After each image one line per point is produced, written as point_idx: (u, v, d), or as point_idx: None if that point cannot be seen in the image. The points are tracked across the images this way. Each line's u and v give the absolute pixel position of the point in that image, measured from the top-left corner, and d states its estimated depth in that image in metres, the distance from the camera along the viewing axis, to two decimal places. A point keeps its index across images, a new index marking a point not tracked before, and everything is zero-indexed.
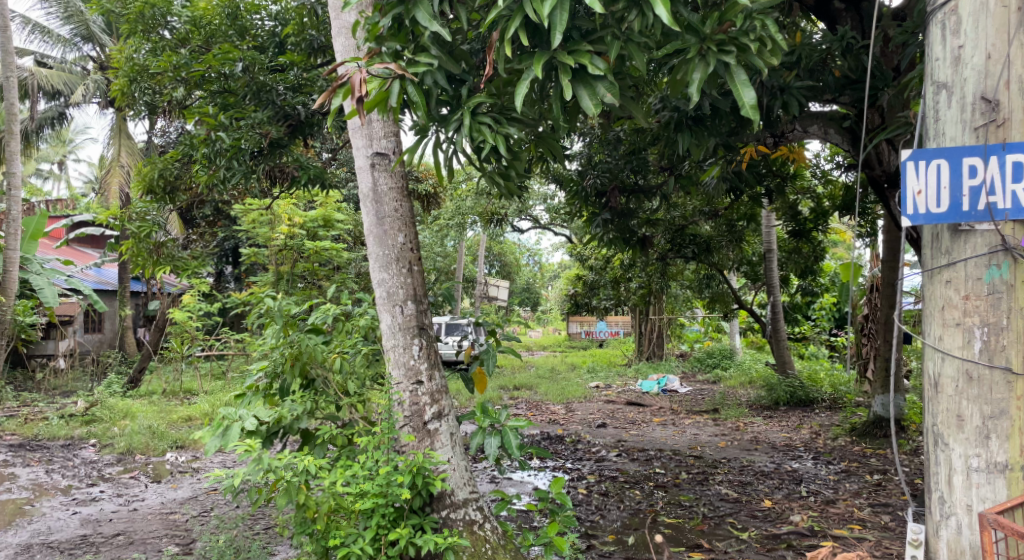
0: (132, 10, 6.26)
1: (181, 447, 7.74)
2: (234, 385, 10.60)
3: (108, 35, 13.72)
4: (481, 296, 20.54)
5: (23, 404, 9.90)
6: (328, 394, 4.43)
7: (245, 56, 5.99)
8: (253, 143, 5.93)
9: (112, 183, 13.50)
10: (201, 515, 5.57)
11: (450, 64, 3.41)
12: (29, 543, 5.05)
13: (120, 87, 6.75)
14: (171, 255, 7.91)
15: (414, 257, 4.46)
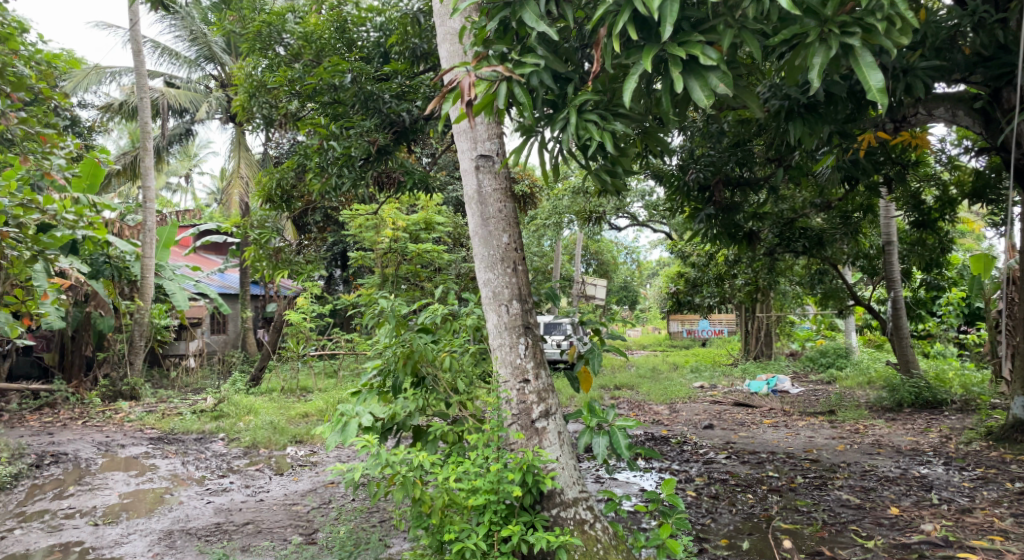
0: (251, 30, 6.67)
1: (300, 443, 8.16)
2: (346, 383, 11.06)
3: (227, 54, 14.64)
4: (579, 295, 20.46)
5: (160, 400, 10.73)
6: (438, 392, 4.52)
7: (353, 67, 6.24)
8: (363, 151, 6.17)
9: (233, 194, 14.40)
10: (322, 507, 5.85)
11: (556, 63, 3.43)
12: (170, 529, 5.47)
13: (241, 103, 7.18)
14: (289, 260, 8.35)
15: (519, 257, 4.49)
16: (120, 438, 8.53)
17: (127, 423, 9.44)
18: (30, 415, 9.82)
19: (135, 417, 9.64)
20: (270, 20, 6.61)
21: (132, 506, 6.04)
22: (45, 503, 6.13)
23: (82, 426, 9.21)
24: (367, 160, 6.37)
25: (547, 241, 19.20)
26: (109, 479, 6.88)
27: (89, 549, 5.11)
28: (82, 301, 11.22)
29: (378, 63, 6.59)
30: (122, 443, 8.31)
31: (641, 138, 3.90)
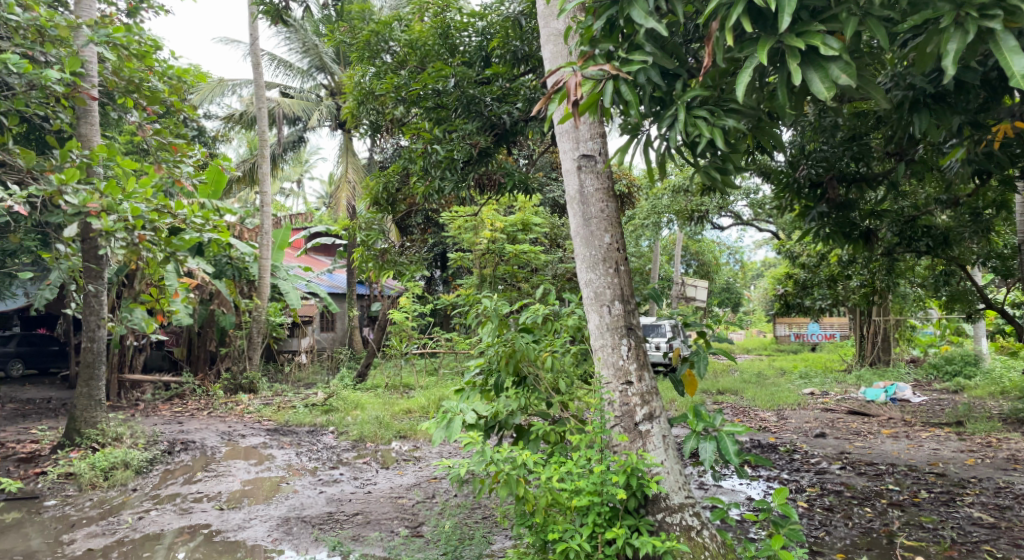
0: (360, 39, 6.93)
1: (404, 437, 8.41)
2: (448, 380, 11.31)
3: (336, 63, 15.30)
4: (679, 297, 20.04)
5: (276, 394, 11.35)
6: (539, 391, 4.53)
7: (456, 72, 6.35)
8: (465, 154, 6.29)
9: (341, 198, 15.03)
10: (427, 501, 6.00)
11: (665, 60, 3.36)
12: (287, 516, 5.77)
13: (351, 110, 7.48)
14: (394, 261, 8.63)
15: (622, 257, 4.44)
16: (241, 429, 9.09)
17: (247, 414, 10.05)
18: (162, 405, 10.64)
19: (253, 409, 10.25)
20: (378, 30, 6.84)
21: (252, 493, 6.42)
22: (176, 487, 6.61)
23: (208, 416, 9.88)
24: (469, 163, 6.49)
25: (646, 242, 18.90)
26: (232, 467, 7.34)
27: (216, 531, 5.47)
28: (207, 300, 12.06)
29: (479, 66, 6.69)
30: (243, 433, 8.85)
31: (752, 133, 3.76)
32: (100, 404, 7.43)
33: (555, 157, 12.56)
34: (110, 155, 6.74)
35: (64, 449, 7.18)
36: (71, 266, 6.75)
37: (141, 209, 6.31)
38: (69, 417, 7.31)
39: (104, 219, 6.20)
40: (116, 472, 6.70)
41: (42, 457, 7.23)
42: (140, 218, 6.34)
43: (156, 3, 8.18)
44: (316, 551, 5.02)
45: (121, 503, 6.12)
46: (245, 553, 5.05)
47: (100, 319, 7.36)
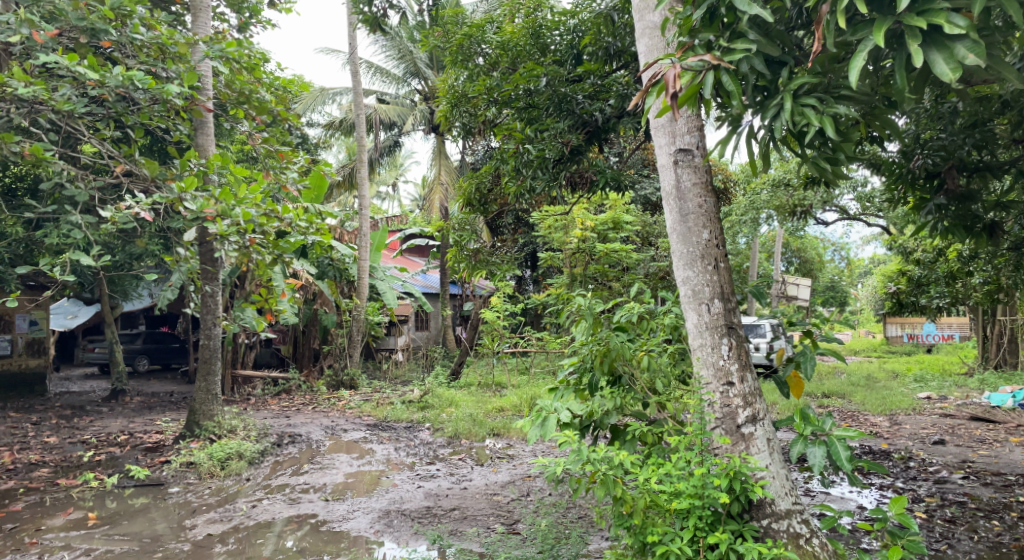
0: (454, 43, 7.05)
1: (498, 435, 8.48)
2: (541, 379, 11.32)
3: (430, 68, 15.63)
4: (779, 296, 19.27)
5: (375, 391, 11.71)
6: (635, 391, 4.46)
7: (547, 71, 6.33)
8: (556, 152, 6.24)
9: (435, 200, 15.35)
10: (522, 499, 6.04)
11: (769, 47, 3.24)
12: (388, 509, 5.94)
13: (444, 113, 7.60)
14: (486, 260, 8.73)
15: (721, 254, 4.30)
16: (343, 423, 9.44)
17: (348, 410, 10.43)
18: (271, 399, 11.21)
19: (354, 405, 10.62)
20: (470, 33, 6.93)
21: (354, 486, 6.66)
22: (285, 478, 6.95)
23: (313, 411, 10.33)
24: (560, 161, 6.46)
25: (743, 240, 18.27)
26: (335, 460, 7.63)
27: (323, 521, 5.71)
28: (310, 300, 12.61)
29: (571, 65, 6.63)
30: (345, 428, 9.19)
31: (864, 120, 3.56)
32: (216, 398, 7.89)
33: (648, 154, 12.33)
34: (223, 163, 7.15)
35: (185, 439, 7.67)
36: (189, 268, 7.21)
37: (252, 213, 6.67)
38: (189, 410, 7.80)
39: (219, 223, 6.59)
40: (231, 462, 7.10)
41: (166, 446, 7.77)
42: (250, 222, 6.70)
43: (264, 18, 8.62)
44: (417, 544, 5.14)
45: (236, 491, 6.49)
46: (349, 543, 5.23)
47: (215, 318, 7.86)
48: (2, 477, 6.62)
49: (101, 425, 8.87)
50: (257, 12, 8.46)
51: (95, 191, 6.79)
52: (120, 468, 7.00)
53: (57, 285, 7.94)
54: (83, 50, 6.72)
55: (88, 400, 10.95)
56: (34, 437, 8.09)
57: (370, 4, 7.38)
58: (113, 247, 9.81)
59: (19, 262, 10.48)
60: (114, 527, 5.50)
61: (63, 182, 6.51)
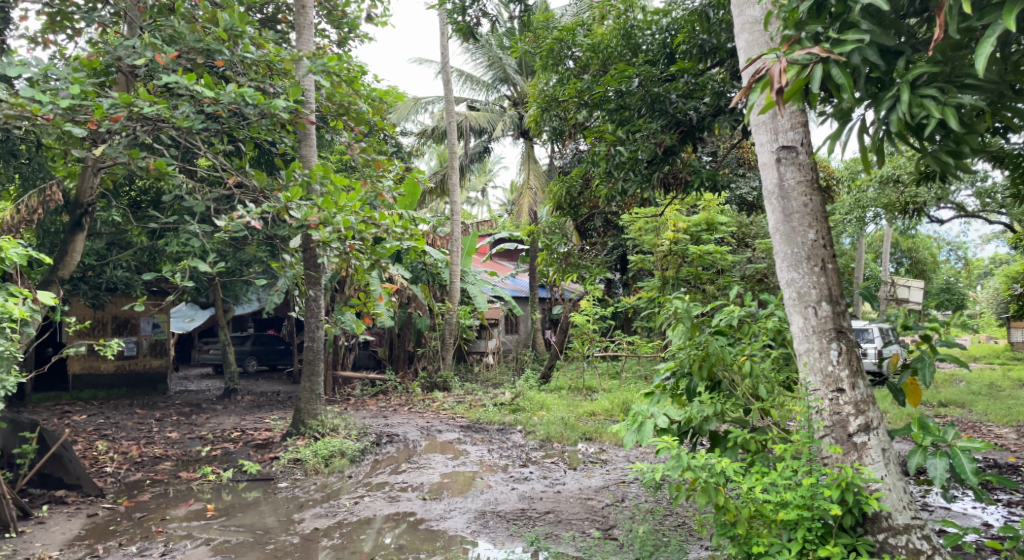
0: (545, 48, 7.09)
1: (590, 440, 8.42)
2: (633, 384, 11.15)
3: (519, 74, 15.74)
4: (887, 298, 18.24)
5: (467, 393, 11.89)
6: (736, 397, 4.33)
7: (640, 72, 6.19)
8: (649, 153, 6.11)
9: (524, 204, 15.45)
10: (617, 504, 5.98)
11: (883, 37, 3.09)
12: (484, 510, 6.02)
13: (535, 118, 7.63)
14: (577, 263, 8.71)
15: (829, 254, 4.12)
16: (437, 424, 9.64)
17: (442, 411, 10.65)
18: (369, 400, 11.60)
19: (448, 406, 10.83)
20: (561, 36, 6.96)
21: (450, 486, 6.79)
22: (385, 476, 7.16)
23: (408, 412, 10.60)
24: (653, 162, 6.32)
25: (847, 239, 17.41)
26: (431, 460, 7.81)
27: (420, 520, 5.84)
28: (404, 303, 12.97)
29: (663, 64, 6.51)
30: (440, 429, 9.38)
31: (990, 109, 3.34)
32: (320, 397, 8.23)
33: (744, 152, 11.93)
34: (325, 173, 7.46)
35: (291, 437, 8.06)
36: (294, 274, 7.58)
37: (352, 221, 6.93)
38: (295, 409, 8.17)
39: (322, 231, 6.88)
40: (334, 459, 7.39)
41: (274, 443, 8.17)
42: (350, 229, 6.96)
43: (361, 32, 8.94)
44: (513, 545, 5.19)
45: (339, 487, 6.75)
46: (444, 542, 5.33)
47: (318, 321, 8.23)
48: (131, 469, 7.15)
49: (216, 422, 9.44)
50: (355, 27, 8.78)
51: (210, 202, 7.24)
52: (234, 463, 7.43)
53: (177, 290, 8.51)
54: (199, 70, 7.18)
55: (204, 398, 11.68)
56: (158, 432, 8.70)
57: (463, 13, 7.52)
58: (226, 254, 10.43)
59: (143, 269, 11.31)
60: (230, 519, 5.83)
61: (182, 194, 6.99)
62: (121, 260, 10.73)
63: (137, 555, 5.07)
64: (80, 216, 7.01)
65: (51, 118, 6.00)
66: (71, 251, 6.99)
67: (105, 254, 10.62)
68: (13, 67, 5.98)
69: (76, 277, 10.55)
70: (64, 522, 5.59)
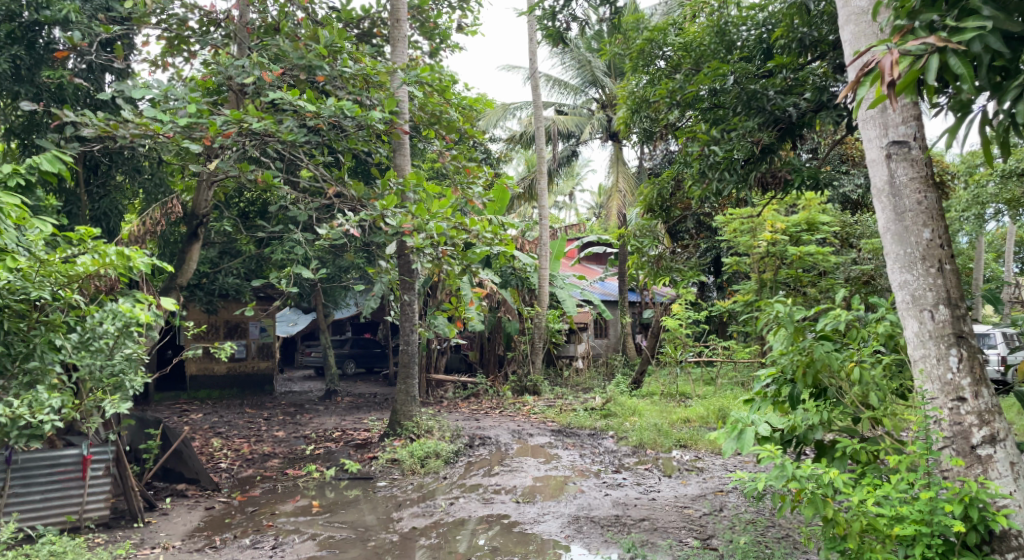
0: (634, 49, 7.03)
1: (684, 447, 8.25)
2: (730, 390, 10.81)
3: (607, 76, 15.62)
4: (1011, 301, 16.92)
5: (558, 397, 11.88)
6: (843, 405, 4.13)
7: (735, 69, 5.99)
8: (745, 152, 5.85)
9: (613, 207, 15.32)
10: (714, 513, 5.82)
11: (1009, 23, 2.91)
12: (577, 515, 6.00)
13: (625, 120, 7.56)
14: (669, 266, 8.56)
15: (946, 255, 3.87)
16: (528, 428, 9.70)
17: (533, 415, 10.69)
18: (461, 402, 11.80)
19: (539, 410, 10.87)
20: (651, 37, 6.89)
21: (542, 489, 6.80)
22: (479, 478, 7.26)
23: (500, 415, 10.71)
24: (750, 161, 6.05)
25: (964, 237, 16.27)
26: (523, 463, 7.85)
27: (514, 523, 5.89)
28: (495, 308, 13.11)
29: (760, 61, 6.35)
30: (531, 433, 9.43)
31: None
32: (415, 400, 8.44)
33: (847, 148, 11.37)
34: (418, 181, 7.65)
35: (389, 437, 8.31)
36: (389, 279, 7.86)
37: (444, 227, 7.10)
38: (392, 410, 8.42)
39: (416, 238, 7.05)
40: (429, 460, 7.57)
41: (372, 443, 8.43)
42: (443, 235, 7.14)
43: (452, 42, 9.16)
44: (609, 551, 5.14)
45: (435, 488, 6.90)
46: (538, 546, 5.34)
47: (412, 325, 8.46)
48: (243, 465, 7.57)
49: (318, 422, 9.86)
50: (446, 37, 9.00)
51: (312, 211, 7.59)
52: (336, 462, 7.74)
53: (284, 295, 8.95)
54: (302, 86, 7.54)
55: (307, 399, 12.24)
56: (266, 431, 9.16)
57: (553, 18, 7.57)
58: (326, 261, 10.91)
59: (252, 276, 11.97)
60: (333, 516, 6.07)
61: (287, 204, 7.37)
62: (232, 267, 11.39)
63: (251, 547, 5.36)
64: (196, 227, 7.51)
65: (171, 136, 6.46)
66: (189, 259, 7.50)
67: (217, 262, 11.31)
68: (138, 90, 6.50)
69: (193, 284, 11.29)
70: (185, 514, 5.98)
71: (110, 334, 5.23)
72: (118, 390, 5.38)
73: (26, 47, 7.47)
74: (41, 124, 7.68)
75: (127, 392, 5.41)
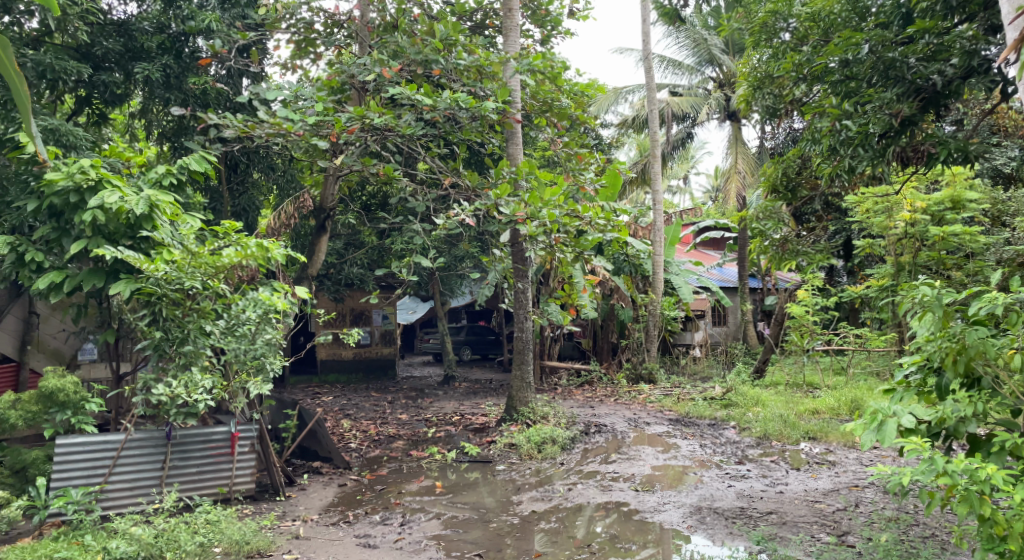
0: (756, 23, 6.83)
1: (813, 439, 7.86)
2: (863, 381, 10.17)
3: (725, 53, 15.02)
4: None
5: (675, 385, 11.64)
6: (1002, 396, 3.75)
7: (871, 36, 5.59)
8: (883, 126, 5.41)
9: (731, 189, 14.74)
10: (849, 509, 5.51)
11: None
12: (700, 505, 5.87)
13: (746, 98, 7.27)
14: (795, 249, 8.15)
15: None
16: (646, 417, 9.57)
17: (649, 403, 10.55)
18: (575, 390, 11.84)
19: (655, 399, 10.70)
20: (774, 9, 6.63)
21: (661, 479, 6.69)
22: (596, 465, 7.26)
23: (615, 403, 10.63)
24: (888, 135, 5.56)
25: None
26: (641, 452, 7.76)
27: (634, 510, 5.84)
28: (608, 295, 13.03)
29: (899, 26, 5.66)
30: (648, 421, 9.30)
31: None
32: (530, 386, 8.54)
33: (1000, 118, 10.32)
34: (530, 168, 7.66)
35: (506, 422, 8.45)
36: (503, 267, 7.98)
37: (557, 215, 7.08)
38: (508, 396, 8.55)
39: (529, 225, 7.06)
40: (546, 445, 7.62)
41: (490, 428, 8.61)
42: (556, 223, 7.11)
43: (563, 28, 9.11)
44: (735, 543, 4.98)
45: (553, 473, 6.95)
46: (656, 536, 5.26)
47: (527, 312, 8.53)
48: (371, 445, 7.96)
49: (438, 406, 10.19)
50: (557, 23, 8.96)
51: (430, 202, 7.82)
52: (456, 445, 7.97)
53: (404, 283, 9.28)
54: (419, 80, 7.75)
55: (427, 384, 12.68)
56: (390, 414, 9.57)
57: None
58: (444, 251, 11.25)
59: (374, 266, 12.52)
60: (456, 496, 6.25)
61: (406, 196, 7.62)
62: (356, 258, 11.98)
63: (381, 523, 5.62)
64: (324, 220, 7.92)
65: (302, 134, 6.82)
66: (317, 251, 7.93)
67: (343, 253, 11.93)
68: (271, 92, 6.95)
69: (322, 274, 11.96)
70: (321, 490, 6.36)
71: (252, 320, 5.61)
72: (260, 371, 5.73)
73: (174, 56, 8.15)
74: (188, 128, 8.37)
75: (268, 374, 5.74)
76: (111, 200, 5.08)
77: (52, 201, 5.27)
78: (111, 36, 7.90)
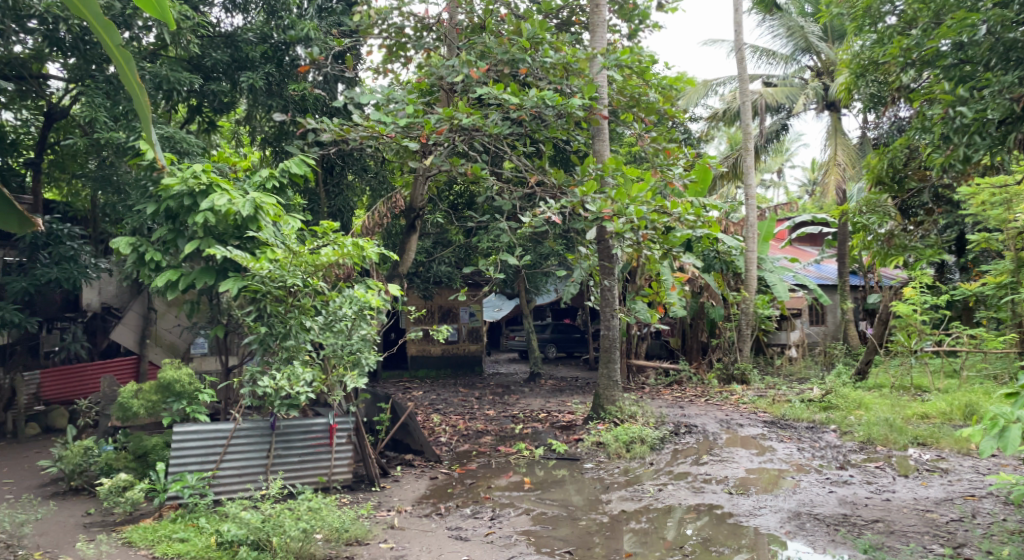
0: (859, 8, 6.50)
1: (923, 445, 7.43)
2: (978, 384, 9.52)
3: (823, 41, 14.38)
4: None
5: (769, 386, 11.23)
6: None
7: (988, 16, 5.17)
8: (1002, 112, 4.98)
9: (830, 182, 14.00)
10: (964, 520, 5.17)
11: None
12: (799, 510, 5.64)
13: (847, 86, 6.96)
14: (902, 245, 7.72)
15: None
16: (738, 418, 9.29)
17: (742, 404, 10.25)
18: (664, 389, 11.63)
19: (748, 400, 10.38)
20: None
21: (756, 482, 6.49)
22: (687, 466, 7.11)
23: (706, 404, 10.38)
24: (1007, 121, 5.11)
25: None
26: (734, 454, 7.54)
27: (728, 513, 5.69)
28: (697, 293, 12.74)
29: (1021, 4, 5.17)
30: (741, 423, 9.01)
31: None
32: (617, 385, 8.45)
33: None
34: (617, 165, 7.61)
35: (593, 420, 8.40)
36: (590, 265, 7.94)
37: (645, 211, 6.98)
38: (595, 394, 8.50)
39: (616, 222, 6.99)
40: (635, 445, 7.52)
41: (577, 425, 8.57)
42: (643, 219, 6.99)
43: (652, 22, 8.95)
44: (838, 551, 4.77)
45: (642, 473, 6.86)
46: (751, 541, 5.10)
47: (613, 310, 8.44)
48: (460, 440, 8.09)
49: (525, 403, 10.25)
50: (645, 17, 8.82)
51: (517, 200, 7.86)
52: (544, 441, 7.99)
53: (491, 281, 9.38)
54: (506, 79, 7.80)
55: (514, 381, 12.77)
56: (478, 410, 9.69)
57: None
58: (530, 249, 11.30)
59: (462, 264, 12.72)
60: (545, 493, 6.27)
61: (494, 195, 7.70)
62: (444, 256, 12.22)
63: (472, 517, 5.70)
64: (414, 220, 8.11)
65: (394, 136, 7.02)
66: (408, 250, 8.13)
67: (432, 251, 12.19)
68: (364, 96, 7.18)
69: (412, 272, 12.28)
70: (414, 482, 6.53)
71: (348, 317, 5.86)
72: (356, 366, 5.94)
73: (276, 65, 8.55)
74: (288, 133, 8.76)
75: (363, 368, 5.94)
76: (221, 203, 5.38)
77: (169, 204, 5.64)
78: (219, 48, 8.41)
